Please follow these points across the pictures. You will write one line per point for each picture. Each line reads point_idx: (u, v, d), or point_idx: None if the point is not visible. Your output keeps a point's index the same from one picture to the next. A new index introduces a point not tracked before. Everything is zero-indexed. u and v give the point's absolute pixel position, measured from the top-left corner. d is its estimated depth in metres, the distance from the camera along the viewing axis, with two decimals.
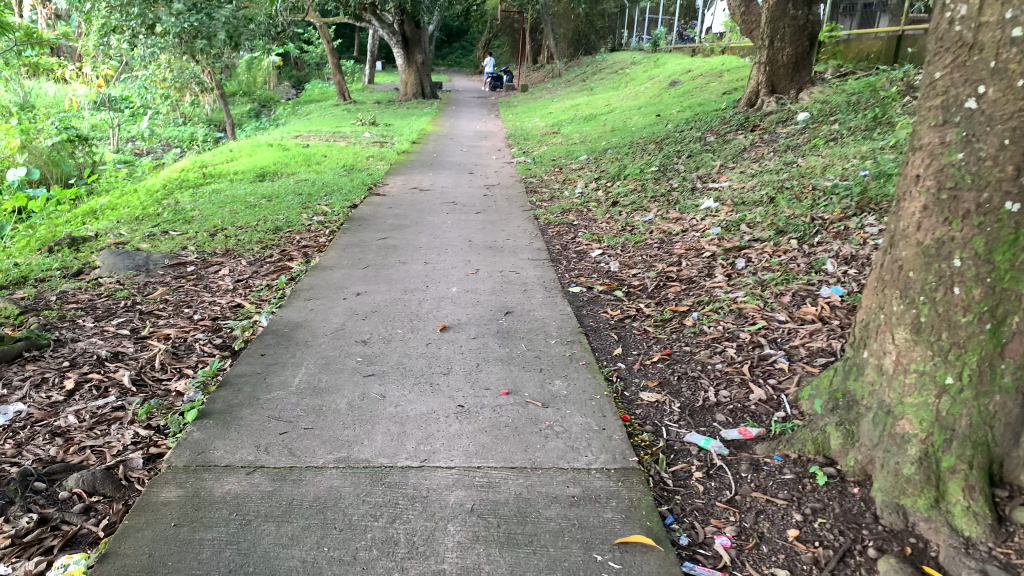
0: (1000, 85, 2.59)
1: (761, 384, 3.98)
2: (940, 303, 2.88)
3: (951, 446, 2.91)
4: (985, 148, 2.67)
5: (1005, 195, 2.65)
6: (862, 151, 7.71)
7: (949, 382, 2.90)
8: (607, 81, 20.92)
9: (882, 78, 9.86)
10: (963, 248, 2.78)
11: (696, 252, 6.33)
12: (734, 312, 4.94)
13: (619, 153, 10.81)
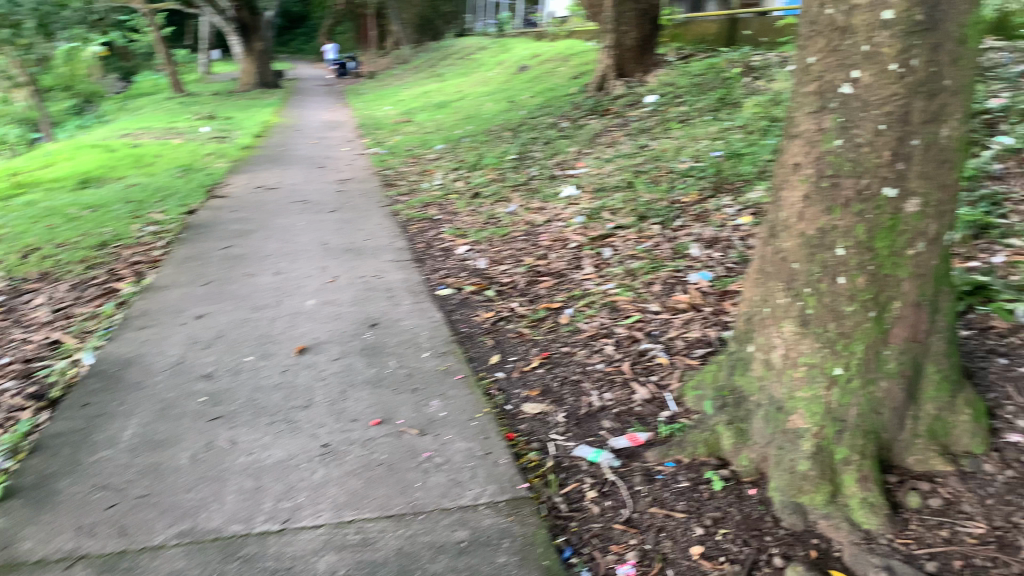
0: (874, 68, 2.48)
1: (644, 383, 3.80)
2: (825, 294, 2.74)
3: (843, 436, 2.76)
4: (861, 134, 2.56)
5: (883, 181, 2.56)
6: (712, 131, 7.82)
7: (838, 373, 2.76)
8: (456, 67, 20.58)
9: (723, 59, 10.11)
10: (846, 237, 2.66)
11: (562, 244, 6.14)
12: (607, 306, 4.76)
13: (474, 141, 10.52)
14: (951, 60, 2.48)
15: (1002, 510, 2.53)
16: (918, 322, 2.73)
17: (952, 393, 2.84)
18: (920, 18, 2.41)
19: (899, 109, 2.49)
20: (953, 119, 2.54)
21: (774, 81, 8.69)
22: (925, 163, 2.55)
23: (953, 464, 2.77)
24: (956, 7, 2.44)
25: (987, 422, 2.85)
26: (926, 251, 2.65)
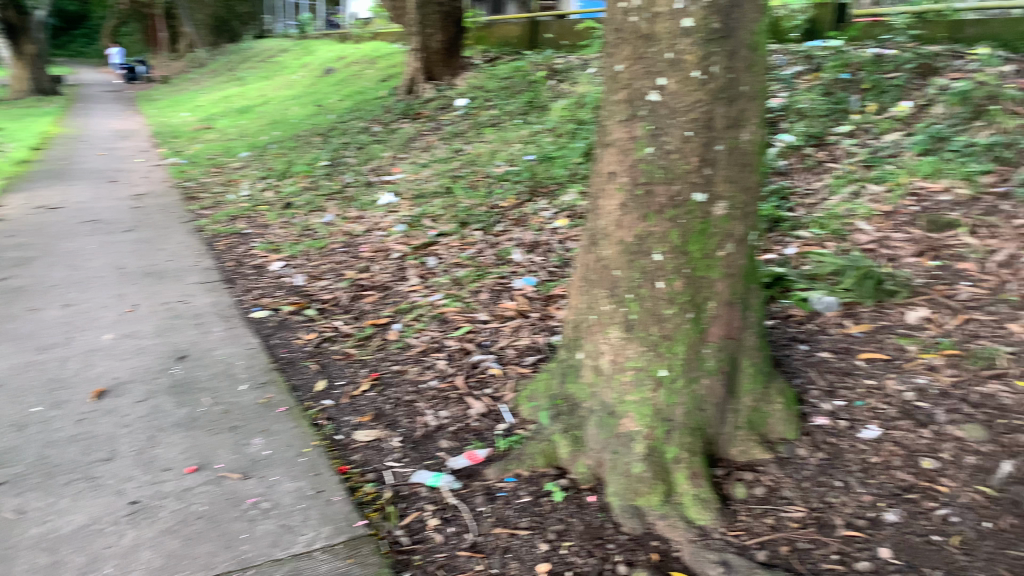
0: (678, 76, 2.54)
1: (479, 397, 3.74)
2: (647, 299, 2.77)
3: (672, 436, 2.81)
4: (670, 141, 2.61)
5: (693, 186, 2.64)
6: (523, 135, 7.94)
7: (663, 374, 2.80)
8: (258, 70, 19.66)
9: (527, 62, 10.32)
10: (662, 242, 2.70)
11: (384, 254, 5.97)
12: (436, 318, 4.67)
13: (283, 148, 10.04)
14: (745, 66, 2.59)
15: (817, 492, 2.62)
16: (731, 319, 2.85)
17: (764, 383, 2.96)
18: (716, 26, 2.49)
19: (703, 115, 2.57)
20: (751, 123, 2.66)
21: (578, 85, 8.98)
22: (729, 167, 2.66)
23: (770, 451, 2.88)
24: (746, 15, 2.55)
25: (797, 409, 2.98)
26: (734, 251, 2.78)
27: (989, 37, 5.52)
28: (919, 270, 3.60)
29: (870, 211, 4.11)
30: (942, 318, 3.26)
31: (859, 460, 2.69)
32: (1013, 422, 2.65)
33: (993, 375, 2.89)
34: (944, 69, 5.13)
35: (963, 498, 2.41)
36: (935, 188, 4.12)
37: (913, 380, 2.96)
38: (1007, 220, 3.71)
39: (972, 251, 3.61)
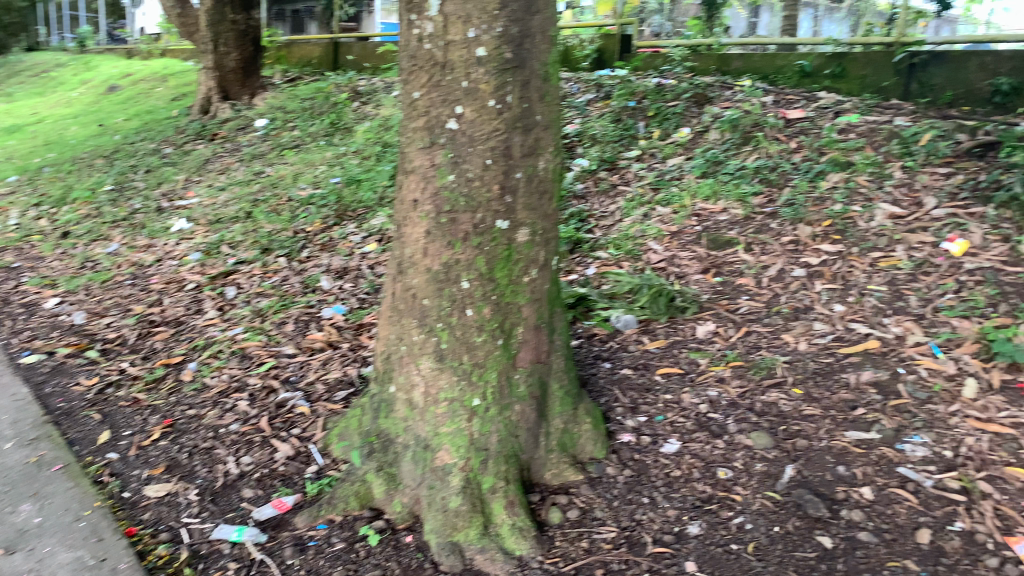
0: (474, 105, 2.48)
1: (285, 439, 3.47)
2: (456, 327, 2.68)
3: (487, 465, 2.74)
4: (470, 169, 2.54)
5: (495, 215, 2.59)
6: (328, 157, 7.72)
7: (477, 403, 2.73)
8: (27, 85, 17.74)
9: (330, 84, 10.05)
10: (469, 270, 2.63)
11: (178, 285, 5.52)
12: (237, 354, 4.35)
13: (58, 171, 9.08)
14: (539, 96, 2.58)
15: (627, 509, 2.64)
16: (539, 344, 2.83)
17: (573, 405, 2.95)
18: (508, 56, 2.46)
19: (501, 144, 2.53)
20: (547, 151, 2.66)
21: (382, 107, 8.91)
22: (529, 195, 2.63)
23: (581, 472, 2.88)
24: (537, 46, 2.53)
25: (605, 429, 3.00)
26: (539, 277, 2.76)
27: (751, 69, 5.91)
28: (704, 286, 3.77)
29: (659, 232, 4.27)
30: (727, 332, 3.41)
31: (663, 474, 2.74)
32: (794, 428, 2.79)
33: (773, 384, 3.03)
34: (716, 98, 5.52)
35: (754, 505, 2.50)
36: (714, 209, 4.33)
37: (706, 393, 3.08)
38: (776, 237, 3.92)
39: (748, 266, 3.80)
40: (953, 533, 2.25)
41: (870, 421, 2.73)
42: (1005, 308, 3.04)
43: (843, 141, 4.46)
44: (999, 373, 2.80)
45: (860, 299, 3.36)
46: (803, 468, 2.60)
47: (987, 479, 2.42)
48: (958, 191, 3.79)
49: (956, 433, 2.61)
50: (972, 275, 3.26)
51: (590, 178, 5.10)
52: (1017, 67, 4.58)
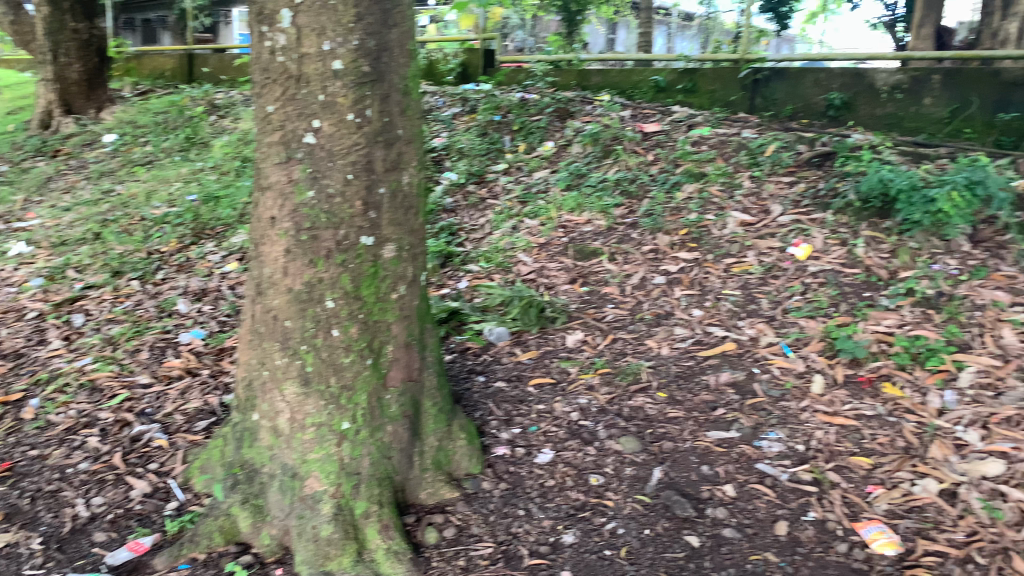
0: (332, 119, 2.29)
1: (141, 475, 3.20)
2: (322, 349, 2.45)
3: (359, 490, 2.52)
4: (331, 184, 2.34)
5: (359, 230, 2.40)
6: (183, 173, 7.31)
7: (346, 426, 2.51)
8: None
9: (183, 97, 9.51)
10: (333, 288, 2.42)
11: (15, 315, 5.00)
12: (86, 387, 3.94)
13: None
14: (400, 110, 2.43)
15: (503, 523, 2.56)
16: (410, 361, 2.65)
17: (447, 421, 2.80)
18: (366, 70, 2.30)
19: (362, 158, 2.35)
20: (410, 165, 2.51)
21: (241, 121, 8.57)
22: (394, 211, 2.47)
23: (457, 489, 2.73)
24: (396, 60, 2.39)
25: (479, 443, 2.88)
26: (407, 293, 2.59)
27: (610, 84, 6.11)
28: (572, 296, 3.81)
29: (528, 243, 4.31)
30: (595, 339, 3.46)
31: (537, 485, 2.70)
32: (659, 430, 2.86)
33: (639, 389, 3.10)
34: (577, 112, 5.66)
35: (625, 510, 2.53)
36: (579, 220, 4.42)
37: (576, 400, 3.08)
38: (637, 247, 4.05)
39: (612, 275, 3.89)
40: (807, 523, 2.39)
41: (729, 421, 2.85)
42: (845, 307, 3.27)
43: (696, 153, 4.67)
44: (841, 368, 3.00)
45: (716, 303, 3.51)
46: (671, 470, 2.66)
47: (836, 468, 2.58)
48: (800, 200, 4.04)
49: (806, 427, 2.77)
50: (815, 278, 3.48)
51: (458, 191, 5.09)
52: (847, 83, 4.89)
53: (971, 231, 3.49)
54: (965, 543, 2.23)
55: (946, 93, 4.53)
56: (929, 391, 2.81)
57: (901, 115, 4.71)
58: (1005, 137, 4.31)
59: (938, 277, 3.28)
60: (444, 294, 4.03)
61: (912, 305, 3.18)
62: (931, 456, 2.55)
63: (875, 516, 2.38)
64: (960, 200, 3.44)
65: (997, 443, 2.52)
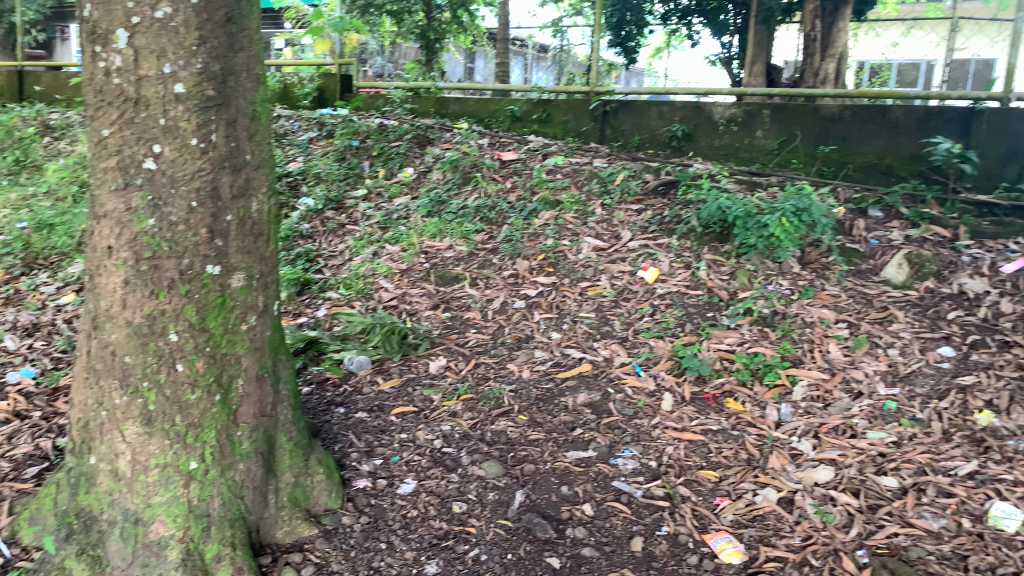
0: (174, 143, 2.18)
1: None
2: (166, 386, 2.30)
3: (210, 533, 2.36)
4: (173, 212, 2.22)
5: (205, 259, 2.29)
6: (11, 198, 6.73)
7: (194, 466, 2.36)
8: None
9: (11, 116, 8.76)
10: (176, 321, 2.28)
11: None
12: None
13: None
14: (247, 135, 2.36)
15: (365, 558, 2.47)
16: (262, 396, 2.54)
17: (303, 456, 2.68)
18: (211, 94, 2.21)
19: (207, 185, 2.25)
20: (260, 192, 2.43)
21: (78, 144, 8.02)
22: (242, 239, 2.38)
23: (316, 525, 2.60)
24: (242, 84, 2.32)
25: (339, 476, 2.77)
26: (258, 324, 2.50)
27: (468, 113, 6.16)
28: (435, 322, 3.80)
29: (389, 269, 4.27)
30: (457, 365, 3.45)
31: (399, 516, 2.64)
32: (520, 454, 2.89)
33: (501, 413, 3.12)
34: (436, 139, 5.69)
35: (489, 535, 2.53)
36: (440, 246, 4.43)
37: (439, 428, 3.05)
38: (498, 272, 4.10)
39: (474, 300, 3.91)
40: (661, 537, 2.48)
41: (587, 440, 2.93)
42: (691, 327, 3.44)
43: (551, 181, 4.80)
44: (688, 386, 3.15)
45: (572, 326, 3.61)
46: (532, 492, 2.69)
47: (686, 483, 2.70)
48: (648, 226, 4.24)
49: (658, 443, 2.89)
50: (663, 299, 3.65)
51: (316, 217, 4.97)
52: (688, 115, 5.18)
53: (799, 254, 3.79)
54: (801, 547, 2.39)
55: (775, 126, 4.89)
56: (767, 405, 3.01)
57: (737, 146, 5.04)
58: (826, 167, 4.72)
59: (773, 296, 3.52)
60: (302, 323, 3.91)
61: (750, 324, 3.40)
62: (771, 466, 2.72)
63: (722, 527, 2.50)
64: (789, 225, 3.71)
65: (827, 451, 2.74)
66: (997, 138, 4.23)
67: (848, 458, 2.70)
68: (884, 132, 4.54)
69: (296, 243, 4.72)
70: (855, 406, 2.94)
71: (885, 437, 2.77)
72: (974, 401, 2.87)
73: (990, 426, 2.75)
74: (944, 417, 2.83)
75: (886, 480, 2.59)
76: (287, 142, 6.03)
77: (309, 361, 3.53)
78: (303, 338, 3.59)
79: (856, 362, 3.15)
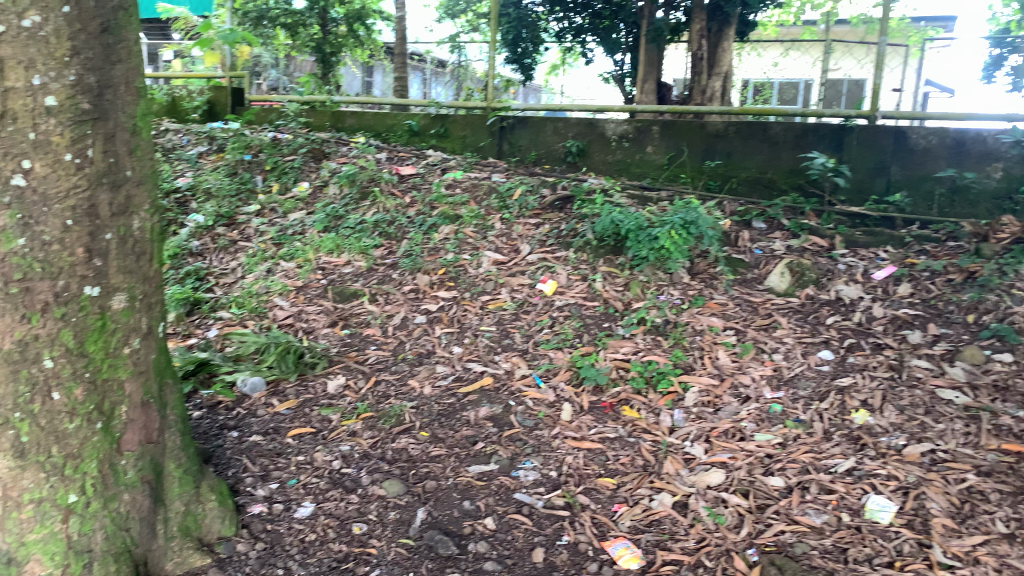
0: (46, 158, 2.04)
1: None
2: (40, 416, 2.11)
3: (92, 571, 2.19)
4: (46, 231, 2.08)
5: (83, 281, 2.17)
6: None
7: (73, 499, 2.18)
8: None
9: None
10: (52, 346, 2.12)
11: None
12: None
13: None
14: (127, 150, 2.27)
15: None
16: (148, 422, 2.41)
17: (194, 482, 2.56)
18: (86, 107, 2.11)
19: (83, 202, 2.14)
20: (141, 209, 2.33)
21: None
22: (122, 257, 2.28)
23: (209, 555, 2.49)
24: (120, 98, 2.23)
25: (232, 502, 2.66)
26: (141, 346, 2.39)
27: (364, 127, 6.10)
28: (333, 339, 3.73)
29: (284, 286, 4.16)
30: (357, 384, 3.40)
31: (297, 541, 2.56)
32: (422, 470, 2.86)
33: (402, 430, 3.09)
34: (332, 154, 5.61)
35: (390, 555, 2.49)
36: (337, 262, 4.35)
37: (338, 448, 3.00)
38: (398, 287, 4.06)
39: (373, 316, 3.86)
40: (562, 547, 2.50)
41: (488, 454, 2.93)
42: (588, 338, 3.51)
43: (451, 196, 4.80)
44: (586, 396, 3.21)
45: (474, 340, 3.61)
46: (433, 509, 2.67)
47: (585, 491, 2.75)
48: (546, 239, 4.30)
49: (558, 453, 2.92)
50: (561, 311, 3.70)
51: (206, 234, 4.80)
52: (581, 131, 5.29)
53: (689, 265, 3.92)
54: (696, 549, 2.47)
55: (664, 142, 5.06)
56: (661, 411, 3.10)
57: (629, 161, 5.18)
58: (713, 182, 4.92)
59: (665, 306, 3.63)
60: (192, 345, 3.76)
61: (644, 333, 3.50)
62: (665, 471, 2.80)
63: (621, 533, 2.55)
64: (678, 237, 3.83)
65: (718, 455, 2.85)
66: (866, 154, 4.53)
67: (738, 460, 2.81)
68: (765, 148, 4.77)
69: (185, 262, 4.54)
70: (743, 410, 3.07)
71: (771, 439, 2.90)
72: (851, 401, 3.05)
73: (865, 425, 2.93)
74: (824, 417, 2.99)
75: (773, 480, 2.71)
76: (175, 156, 5.80)
77: (200, 384, 3.39)
78: (193, 359, 3.44)
79: (743, 368, 3.29)
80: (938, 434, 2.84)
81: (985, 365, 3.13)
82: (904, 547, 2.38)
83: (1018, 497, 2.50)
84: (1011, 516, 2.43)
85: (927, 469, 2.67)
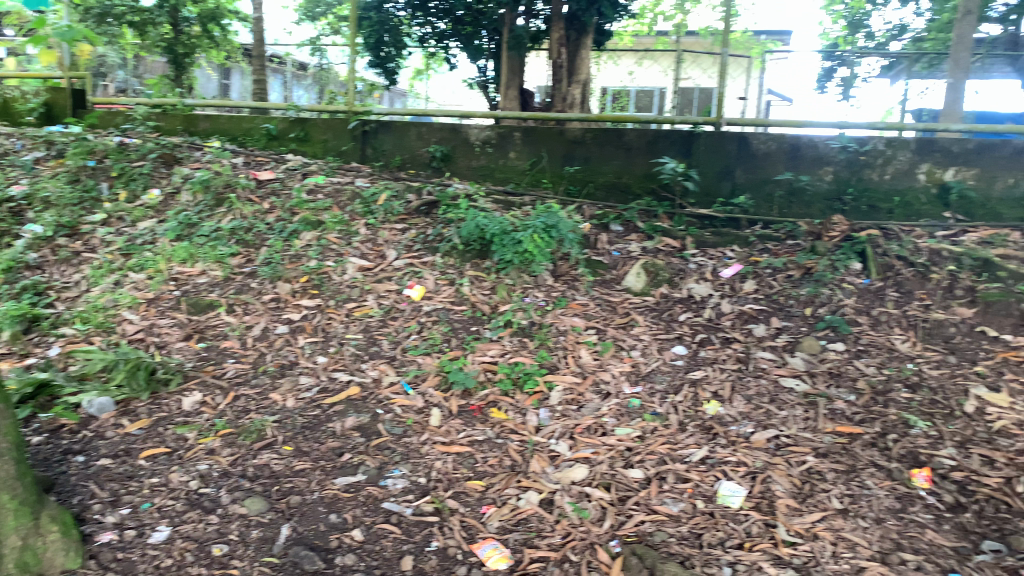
0: None
1: None
2: None
3: None
4: None
5: None
6: None
7: None
8: None
9: None
10: None
11: None
12: None
13: None
14: None
15: None
16: None
17: (34, 515, 2.33)
18: None
19: None
20: None
21: None
22: None
23: None
24: None
25: (78, 532, 2.47)
26: None
27: (220, 131, 5.85)
28: (188, 354, 3.55)
29: (134, 299, 3.92)
30: (215, 400, 3.25)
31: (152, 568, 2.42)
32: (286, 486, 2.77)
33: (264, 445, 2.98)
34: (185, 159, 5.35)
35: None
36: (191, 272, 4.15)
37: (196, 468, 2.85)
38: (258, 296, 3.92)
39: (231, 328, 3.71)
40: (430, 553, 2.50)
41: (355, 464, 2.88)
42: (456, 343, 3.52)
43: (312, 202, 4.69)
44: (455, 400, 3.21)
45: (339, 348, 3.54)
46: (299, 525, 2.60)
47: (454, 495, 2.75)
48: (412, 244, 4.28)
49: (427, 459, 2.91)
50: (428, 317, 3.69)
51: (45, 245, 4.46)
52: (444, 137, 5.30)
53: (552, 267, 4.01)
54: (561, 545, 2.52)
55: (525, 148, 5.14)
56: (528, 411, 3.15)
57: (492, 167, 5.23)
58: (572, 186, 5.04)
59: (530, 308, 3.69)
60: (29, 365, 3.48)
61: (511, 335, 3.55)
62: (532, 470, 2.85)
63: (489, 535, 2.57)
64: (540, 241, 3.92)
65: (581, 450, 2.92)
66: (713, 159, 4.79)
67: (601, 455, 2.90)
68: (621, 153, 4.95)
69: (20, 275, 4.19)
70: (605, 405, 3.17)
71: (631, 432, 3.01)
72: (703, 393, 3.21)
73: (716, 415, 3.09)
74: (680, 409, 3.13)
75: (633, 472, 2.81)
76: (7, 162, 5.35)
77: (39, 408, 3.13)
78: (30, 382, 3.17)
79: (604, 365, 3.40)
80: (781, 420, 3.04)
81: (820, 354, 3.38)
82: (752, 529, 2.54)
83: (850, 474, 2.73)
84: (844, 493, 2.66)
85: (772, 454, 2.86)
